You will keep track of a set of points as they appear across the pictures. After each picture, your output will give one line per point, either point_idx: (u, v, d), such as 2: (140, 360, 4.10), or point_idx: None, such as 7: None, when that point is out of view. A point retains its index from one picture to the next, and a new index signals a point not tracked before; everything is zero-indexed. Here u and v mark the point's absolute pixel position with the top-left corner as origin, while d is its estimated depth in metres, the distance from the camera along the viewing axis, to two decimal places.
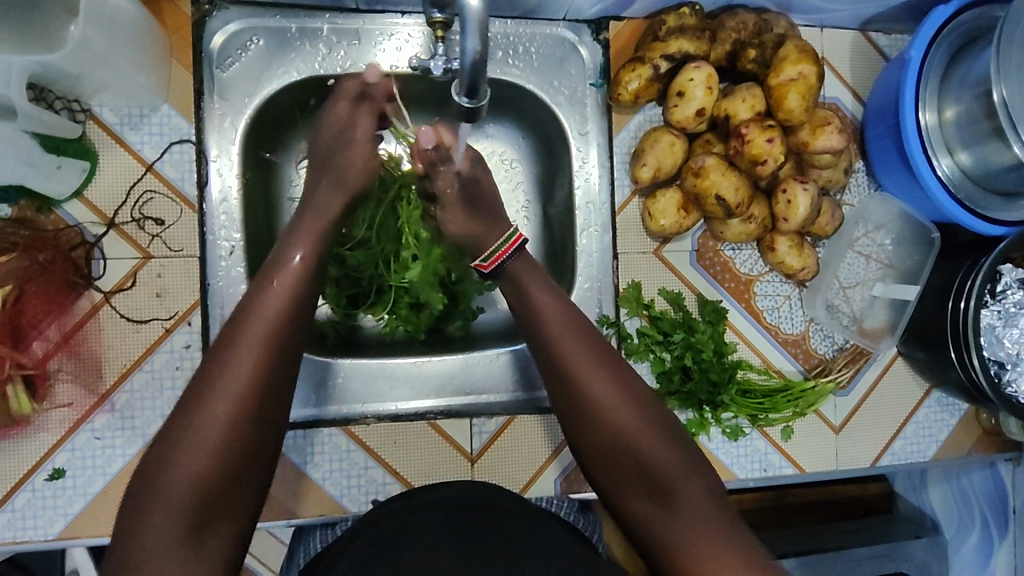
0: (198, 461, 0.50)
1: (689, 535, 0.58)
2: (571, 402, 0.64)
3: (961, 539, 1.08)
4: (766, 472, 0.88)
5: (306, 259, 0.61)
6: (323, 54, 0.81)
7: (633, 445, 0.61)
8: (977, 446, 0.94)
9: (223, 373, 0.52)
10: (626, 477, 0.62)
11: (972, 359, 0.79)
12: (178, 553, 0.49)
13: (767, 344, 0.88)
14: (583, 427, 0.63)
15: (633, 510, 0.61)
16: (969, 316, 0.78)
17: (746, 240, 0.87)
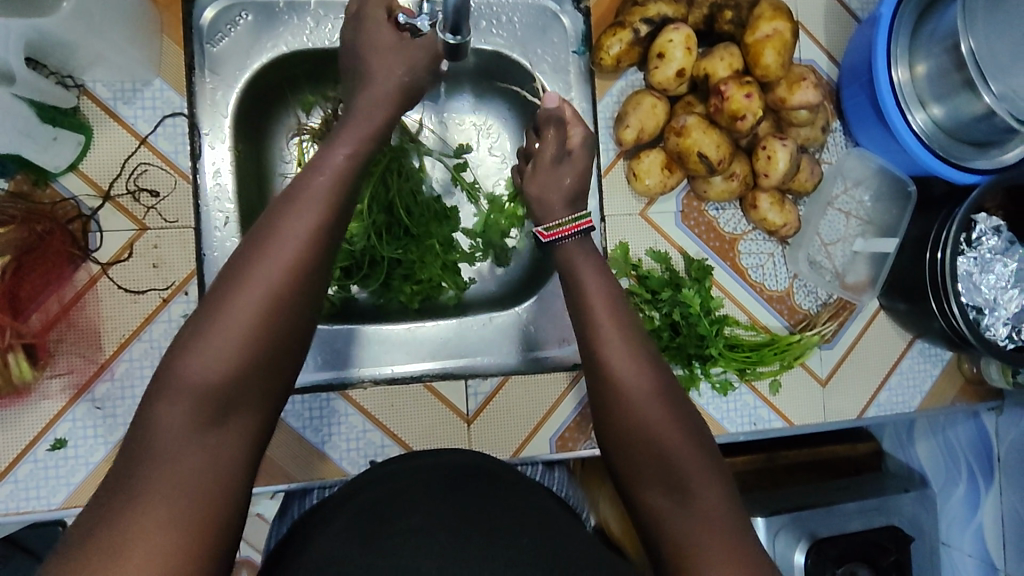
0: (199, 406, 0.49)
1: (698, 533, 0.57)
2: (600, 379, 0.64)
3: (949, 491, 1.11)
4: (756, 426, 0.91)
5: None
6: (310, 28, 0.83)
7: (652, 431, 0.61)
8: (960, 396, 0.96)
9: (219, 320, 0.51)
10: (643, 465, 0.61)
11: (952, 306, 0.82)
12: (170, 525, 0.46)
13: (752, 300, 0.91)
14: (609, 411, 0.63)
15: (645, 499, 0.61)
16: (946, 266, 0.81)
17: (729, 200, 0.89)
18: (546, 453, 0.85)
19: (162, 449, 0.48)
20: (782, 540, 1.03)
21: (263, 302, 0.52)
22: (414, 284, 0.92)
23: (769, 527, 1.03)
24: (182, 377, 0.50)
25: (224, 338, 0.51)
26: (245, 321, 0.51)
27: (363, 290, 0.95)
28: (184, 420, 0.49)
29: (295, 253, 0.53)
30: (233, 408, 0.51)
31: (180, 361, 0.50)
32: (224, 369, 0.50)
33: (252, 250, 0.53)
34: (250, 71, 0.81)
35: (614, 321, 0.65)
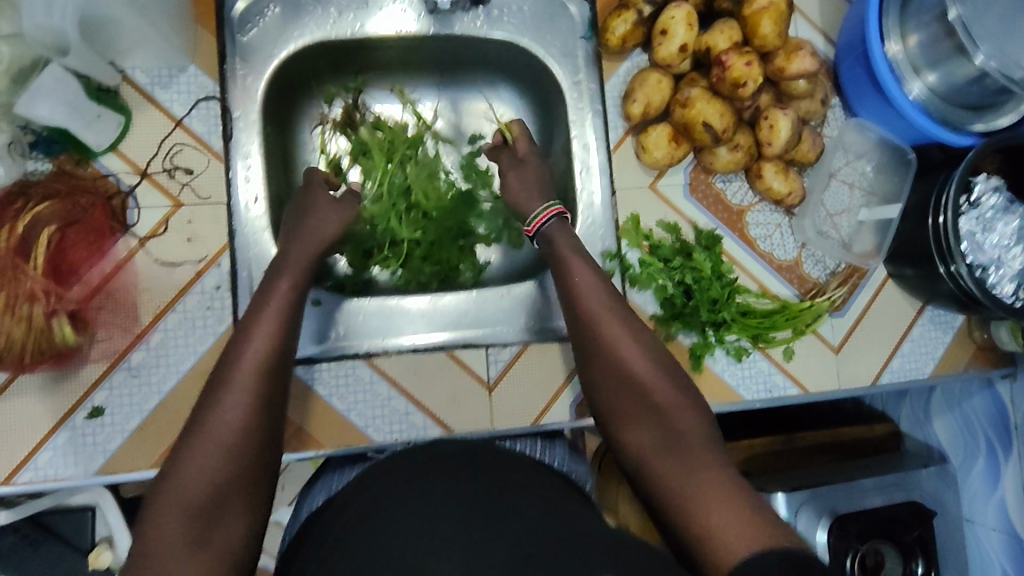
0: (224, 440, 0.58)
1: (683, 467, 0.63)
2: (593, 340, 0.73)
3: (968, 467, 1.10)
4: (772, 393, 0.92)
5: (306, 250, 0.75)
6: (333, 19, 0.89)
7: (637, 372, 0.69)
8: (973, 362, 0.97)
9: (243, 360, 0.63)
10: (635, 416, 0.68)
11: (958, 267, 0.84)
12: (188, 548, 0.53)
13: (762, 270, 0.93)
14: (599, 362, 0.72)
15: (639, 448, 0.67)
16: (949, 227, 0.84)
17: (735, 173, 0.93)
18: (565, 420, 0.87)
19: (169, 536, 0.53)
20: (803, 520, 1.00)
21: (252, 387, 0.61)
22: (433, 264, 0.95)
23: (790, 503, 1.00)
24: (174, 478, 0.56)
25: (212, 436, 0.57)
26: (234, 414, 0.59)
27: (383, 271, 0.97)
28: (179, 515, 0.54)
29: (262, 355, 0.63)
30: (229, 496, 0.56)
31: (175, 465, 0.57)
32: (216, 463, 0.56)
33: (234, 358, 0.63)
34: (277, 59, 0.88)
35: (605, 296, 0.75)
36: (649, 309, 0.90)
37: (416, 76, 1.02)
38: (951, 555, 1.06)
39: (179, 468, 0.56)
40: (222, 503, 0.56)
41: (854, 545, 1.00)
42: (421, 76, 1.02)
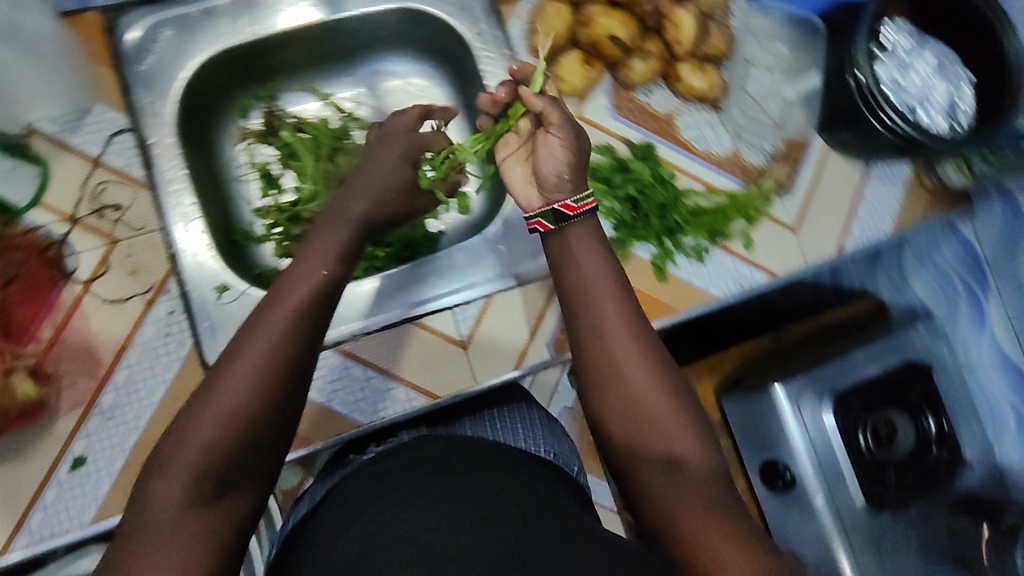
0: (234, 410, 0.51)
1: (698, 529, 0.53)
2: (597, 357, 0.59)
3: (953, 315, 1.10)
4: (741, 286, 0.92)
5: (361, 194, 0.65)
6: (227, 28, 0.90)
7: (639, 391, 0.58)
8: (929, 208, 0.98)
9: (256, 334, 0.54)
10: (646, 454, 0.57)
11: (888, 116, 0.84)
12: (188, 516, 0.49)
13: (704, 169, 0.94)
14: (601, 384, 0.59)
15: (648, 496, 0.56)
16: (868, 80, 0.84)
17: (654, 81, 0.94)
18: (546, 359, 0.88)
19: (168, 503, 0.49)
20: (805, 403, 1.03)
21: (271, 365, 0.53)
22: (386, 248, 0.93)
23: (790, 392, 1.03)
24: (180, 448, 0.50)
25: (226, 400, 0.51)
26: (247, 385, 0.52)
27: None
28: (183, 486, 0.49)
29: (283, 338, 0.54)
30: (232, 482, 0.51)
31: (181, 426, 0.51)
32: (226, 431, 0.50)
33: (257, 322, 0.55)
34: (181, 80, 0.87)
35: (616, 308, 0.60)
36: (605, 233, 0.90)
37: (323, 68, 1.03)
38: (960, 405, 1.06)
39: (189, 426, 0.51)
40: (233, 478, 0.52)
41: (863, 417, 1.03)
42: (330, 67, 1.03)
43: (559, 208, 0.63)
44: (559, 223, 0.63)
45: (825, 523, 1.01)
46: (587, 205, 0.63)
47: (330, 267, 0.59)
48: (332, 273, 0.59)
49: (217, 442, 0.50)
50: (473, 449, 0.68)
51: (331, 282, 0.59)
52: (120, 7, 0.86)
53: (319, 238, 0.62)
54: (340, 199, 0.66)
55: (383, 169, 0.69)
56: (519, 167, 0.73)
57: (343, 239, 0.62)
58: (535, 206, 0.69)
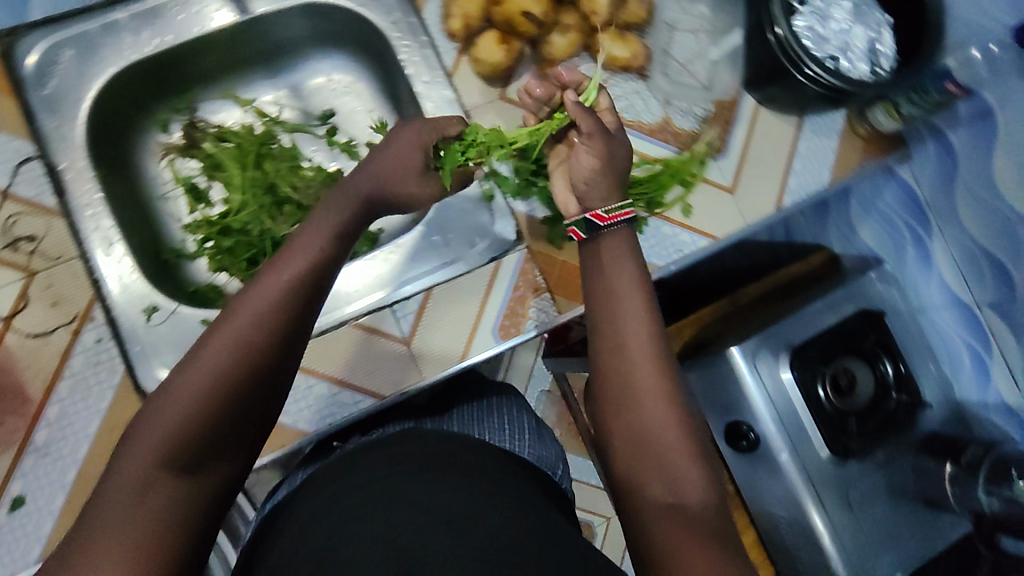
0: (204, 384, 0.51)
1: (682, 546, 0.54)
2: (616, 362, 0.60)
3: (901, 258, 1.09)
4: (683, 253, 0.92)
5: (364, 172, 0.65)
6: (131, 41, 0.86)
7: (653, 413, 0.58)
8: (864, 155, 0.98)
9: (237, 310, 0.54)
10: (648, 464, 0.57)
11: (810, 69, 0.83)
12: (153, 487, 0.49)
13: (634, 138, 0.92)
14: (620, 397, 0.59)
15: (642, 520, 0.57)
16: (785, 34, 0.83)
17: (577, 55, 0.91)
18: (492, 345, 0.87)
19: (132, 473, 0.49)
20: (762, 364, 1.03)
21: (247, 340, 0.53)
22: None
23: (745, 352, 1.03)
24: (150, 419, 0.51)
25: (197, 378, 0.51)
26: (220, 361, 0.52)
27: None
28: (156, 452, 0.49)
29: (260, 316, 0.54)
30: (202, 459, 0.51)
31: (157, 400, 0.52)
32: (196, 400, 0.51)
33: (240, 297, 0.55)
34: (89, 100, 0.84)
35: (644, 320, 0.60)
36: (541, 215, 0.88)
37: (240, 72, 0.99)
38: (913, 346, 1.07)
39: (163, 397, 0.51)
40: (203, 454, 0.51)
41: (819, 369, 1.03)
42: (248, 71, 0.99)
43: (589, 219, 0.64)
44: (589, 233, 0.64)
45: (793, 478, 1.01)
46: (618, 215, 0.64)
47: (324, 242, 0.58)
48: (328, 247, 0.59)
49: (185, 415, 0.51)
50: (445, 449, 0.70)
51: (324, 261, 0.58)
52: (15, 30, 0.82)
53: (315, 214, 0.61)
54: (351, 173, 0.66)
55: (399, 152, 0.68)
56: (560, 181, 0.75)
57: (337, 219, 0.61)
58: (571, 213, 0.71)
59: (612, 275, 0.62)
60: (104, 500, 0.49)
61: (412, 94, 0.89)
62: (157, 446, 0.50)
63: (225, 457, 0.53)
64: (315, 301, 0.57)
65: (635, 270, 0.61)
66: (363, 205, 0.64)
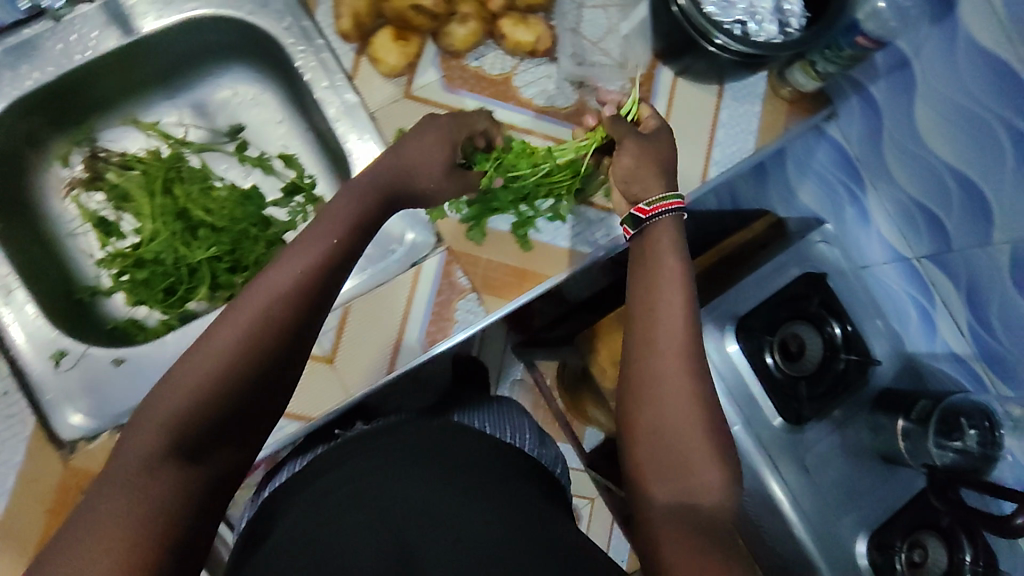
0: (210, 374, 0.53)
1: (671, 520, 0.60)
2: (647, 343, 0.65)
3: (841, 215, 1.09)
4: (611, 236, 0.88)
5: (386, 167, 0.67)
6: (10, 77, 0.82)
7: (678, 401, 0.62)
8: (790, 117, 0.93)
9: (246, 299, 0.55)
10: (656, 439, 0.62)
11: (718, 39, 0.79)
12: (154, 470, 0.50)
13: (550, 125, 0.89)
14: (650, 379, 0.63)
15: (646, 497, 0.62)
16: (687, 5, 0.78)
17: (482, 43, 0.87)
18: (419, 354, 0.84)
19: (136, 455, 0.50)
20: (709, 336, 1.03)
21: (252, 333, 0.54)
22: (241, 273, 0.92)
23: None
24: (157, 403, 0.52)
25: (203, 364, 0.53)
26: (225, 352, 0.54)
27: (199, 302, 0.92)
28: (160, 436, 0.51)
29: (269, 308, 0.55)
30: (205, 445, 0.53)
31: (163, 386, 0.53)
32: (201, 389, 0.52)
33: (250, 289, 0.56)
34: None
35: (676, 310, 0.65)
36: (459, 214, 0.86)
37: (139, 95, 0.94)
38: (860, 305, 1.06)
39: (169, 382, 0.53)
40: (205, 440, 0.53)
41: (766, 340, 1.03)
42: (147, 94, 0.95)
43: (634, 213, 0.71)
44: (636, 226, 0.70)
45: (749, 448, 1.00)
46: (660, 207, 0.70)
47: (343, 244, 0.60)
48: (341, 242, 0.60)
49: (189, 401, 0.52)
50: (451, 440, 0.73)
51: (338, 256, 0.59)
52: None
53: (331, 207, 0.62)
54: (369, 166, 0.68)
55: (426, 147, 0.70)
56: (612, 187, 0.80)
57: (356, 212, 0.62)
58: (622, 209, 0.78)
59: (656, 266, 0.67)
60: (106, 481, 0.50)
61: (314, 101, 0.85)
62: (164, 429, 0.51)
63: (228, 443, 0.55)
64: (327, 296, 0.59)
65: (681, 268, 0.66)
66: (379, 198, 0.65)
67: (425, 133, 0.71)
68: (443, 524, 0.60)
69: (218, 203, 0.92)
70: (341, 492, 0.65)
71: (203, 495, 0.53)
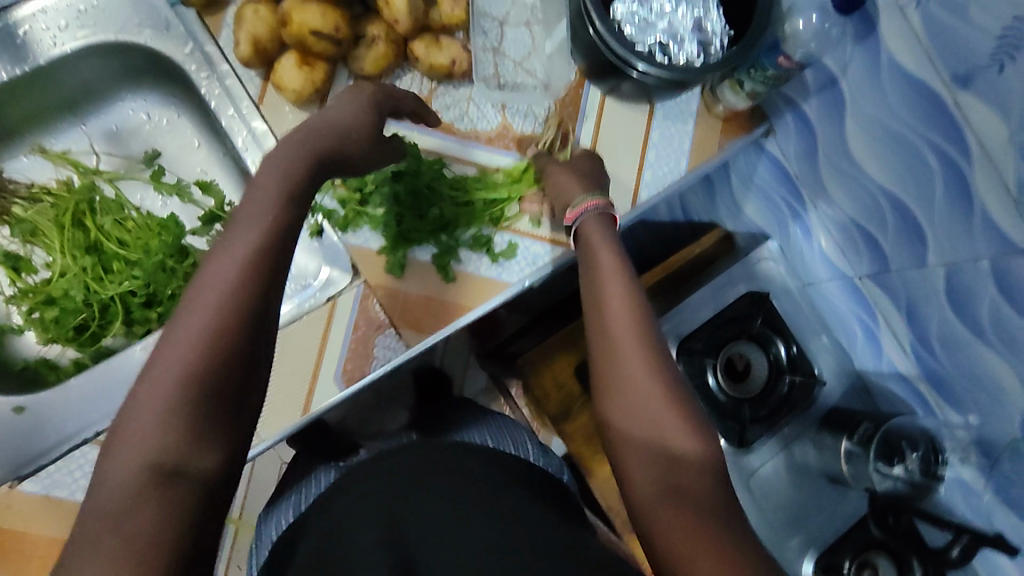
0: (176, 382, 0.47)
1: (675, 519, 0.54)
2: (606, 359, 0.62)
3: (786, 228, 1.06)
4: (537, 265, 0.84)
5: (309, 140, 0.62)
6: None
7: (644, 401, 0.60)
8: (725, 137, 0.89)
9: (193, 298, 0.50)
10: (640, 449, 0.59)
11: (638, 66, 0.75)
12: (137, 496, 0.44)
13: (473, 149, 0.85)
14: (611, 387, 0.61)
15: (643, 502, 0.57)
16: (602, 31, 0.74)
17: (398, 67, 0.84)
18: (338, 393, 0.82)
19: (114, 486, 0.45)
20: None
21: (210, 326, 0.49)
22: (157, 307, 0.88)
23: None
24: (123, 434, 0.47)
25: (167, 372, 0.47)
26: (185, 355, 0.48)
27: (115, 337, 0.88)
28: (136, 462, 0.46)
29: (221, 298, 0.50)
30: (193, 455, 0.47)
31: (130, 411, 0.48)
32: (172, 400, 0.47)
33: (196, 287, 0.51)
34: None
35: (627, 312, 0.63)
36: (376, 246, 0.82)
37: (46, 121, 0.91)
38: (803, 326, 1.05)
39: (137, 402, 0.48)
40: (194, 452, 0.47)
41: (707, 361, 1.00)
42: (55, 120, 0.91)
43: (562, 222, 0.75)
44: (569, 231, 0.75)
45: None
46: (582, 208, 0.73)
47: (272, 216, 0.54)
48: (278, 220, 0.54)
49: (162, 414, 0.47)
50: (452, 462, 0.69)
51: (279, 232, 0.54)
52: None
53: (256, 182, 0.57)
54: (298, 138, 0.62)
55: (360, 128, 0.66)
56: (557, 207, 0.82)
57: (284, 184, 0.57)
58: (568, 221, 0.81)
59: (595, 270, 0.67)
60: (85, 525, 0.44)
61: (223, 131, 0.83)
62: (141, 454, 0.46)
63: (220, 447, 0.49)
64: (280, 272, 0.53)
65: (621, 269, 0.66)
66: (315, 175, 0.60)
67: (347, 111, 0.67)
68: (337, 567, 0.56)
69: (132, 234, 0.89)
70: (312, 538, 0.61)
71: (205, 508, 0.47)
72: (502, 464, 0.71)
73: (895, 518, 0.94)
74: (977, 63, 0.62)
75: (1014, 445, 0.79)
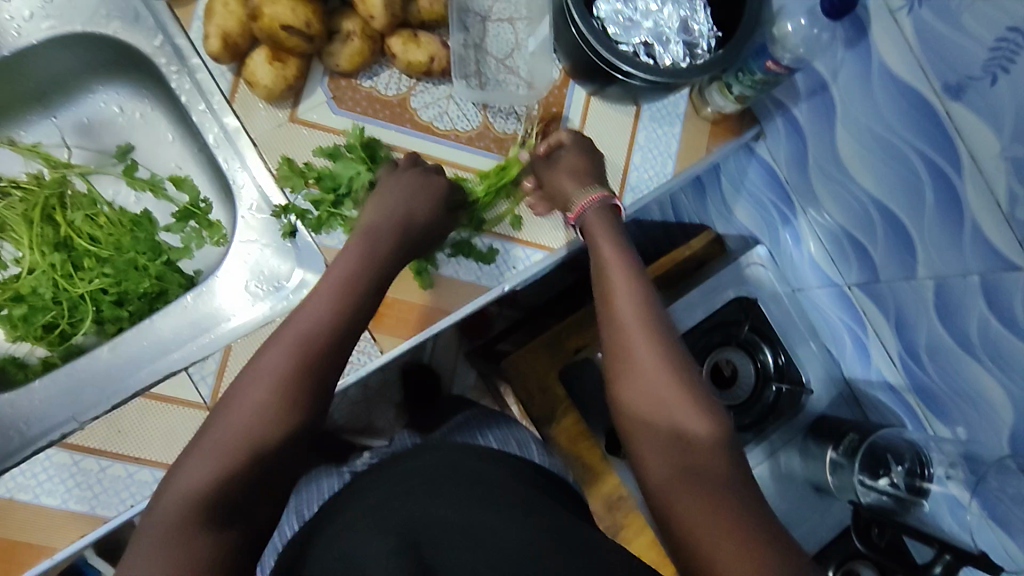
0: (240, 436, 0.53)
1: (688, 501, 0.52)
2: (613, 348, 0.61)
3: (776, 233, 1.04)
4: (517, 269, 0.82)
5: (380, 218, 0.69)
6: None
7: (655, 393, 0.58)
8: (714, 141, 0.86)
9: (264, 361, 0.56)
10: (651, 435, 0.57)
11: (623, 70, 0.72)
12: (180, 540, 0.48)
13: (451, 149, 0.82)
14: (626, 380, 0.59)
15: (661, 489, 0.54)
16: (585, 31, 0.71)
17: (375, 62, 0.81)
18: None
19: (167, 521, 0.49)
20: None
21: (276, 388, 0.54)
22: (126, 306, 0.85)
23: None
24: (180, 477, 0.51)
25: (242, 419, 0.53)
26: (253, 410, 0.53)
27: (86, 335, 0.86)
28: (188, 505, 0.49)
29: (290, 365, 0.55)
30: (237, 510, 0.51)
31: (193, 454, 0.52)
32: (232, 450, 0.52)
33: (266, 349, 0.57)
34: None
35: (636, 306, 0.62)
36: None
37: (15, 113, 0.88)
38: (793, 332, 1.00)
39: (200, 446, 0.53)
40: (241, 507, 0.51)
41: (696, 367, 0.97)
42: (24, 112, 0.89)
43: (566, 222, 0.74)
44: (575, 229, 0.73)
45: None
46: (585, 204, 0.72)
47: (348, 301, 0.61)
48: (356, 306, 0.62)
49: (220, 462, 0.51)
50: (450, 462, 0.66)
51: (349, 314, 0.60)
52: None
53: (338, 262, 0.65)
54: (370, 212, 0.70)
55: (407, 180, 0.73)
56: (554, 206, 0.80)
57: (360, 269, 0.64)
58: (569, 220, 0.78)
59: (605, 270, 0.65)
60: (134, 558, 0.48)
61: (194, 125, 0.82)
62: (193, 497, 0.50)
63: (257, 506, 0.53)
64: (345, 351, 0.59)
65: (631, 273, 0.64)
66: (393, 262, 0.67)
67: (413, 181, 0.73)
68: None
69: (104, 230, 0.86)
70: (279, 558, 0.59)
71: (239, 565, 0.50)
72: (505, 464, 0.69)
73: (879, 532, 0.94)
74: (969, 74, 0.60)
75: (1002, 462, 0.78)
